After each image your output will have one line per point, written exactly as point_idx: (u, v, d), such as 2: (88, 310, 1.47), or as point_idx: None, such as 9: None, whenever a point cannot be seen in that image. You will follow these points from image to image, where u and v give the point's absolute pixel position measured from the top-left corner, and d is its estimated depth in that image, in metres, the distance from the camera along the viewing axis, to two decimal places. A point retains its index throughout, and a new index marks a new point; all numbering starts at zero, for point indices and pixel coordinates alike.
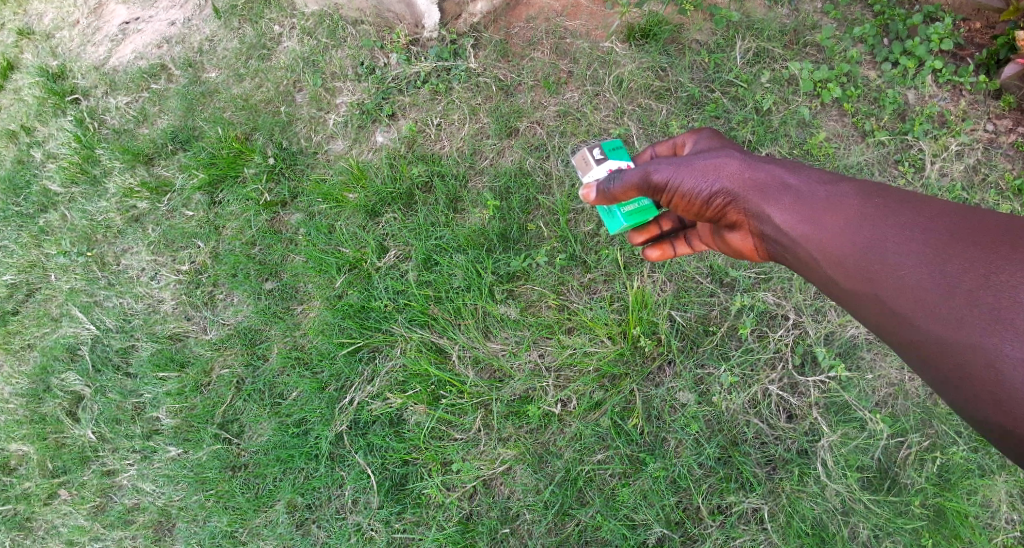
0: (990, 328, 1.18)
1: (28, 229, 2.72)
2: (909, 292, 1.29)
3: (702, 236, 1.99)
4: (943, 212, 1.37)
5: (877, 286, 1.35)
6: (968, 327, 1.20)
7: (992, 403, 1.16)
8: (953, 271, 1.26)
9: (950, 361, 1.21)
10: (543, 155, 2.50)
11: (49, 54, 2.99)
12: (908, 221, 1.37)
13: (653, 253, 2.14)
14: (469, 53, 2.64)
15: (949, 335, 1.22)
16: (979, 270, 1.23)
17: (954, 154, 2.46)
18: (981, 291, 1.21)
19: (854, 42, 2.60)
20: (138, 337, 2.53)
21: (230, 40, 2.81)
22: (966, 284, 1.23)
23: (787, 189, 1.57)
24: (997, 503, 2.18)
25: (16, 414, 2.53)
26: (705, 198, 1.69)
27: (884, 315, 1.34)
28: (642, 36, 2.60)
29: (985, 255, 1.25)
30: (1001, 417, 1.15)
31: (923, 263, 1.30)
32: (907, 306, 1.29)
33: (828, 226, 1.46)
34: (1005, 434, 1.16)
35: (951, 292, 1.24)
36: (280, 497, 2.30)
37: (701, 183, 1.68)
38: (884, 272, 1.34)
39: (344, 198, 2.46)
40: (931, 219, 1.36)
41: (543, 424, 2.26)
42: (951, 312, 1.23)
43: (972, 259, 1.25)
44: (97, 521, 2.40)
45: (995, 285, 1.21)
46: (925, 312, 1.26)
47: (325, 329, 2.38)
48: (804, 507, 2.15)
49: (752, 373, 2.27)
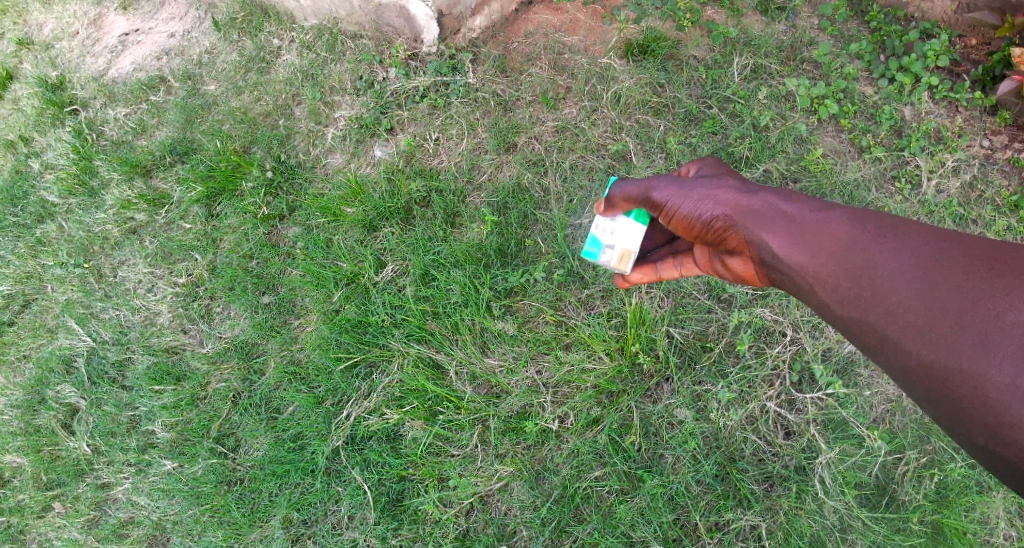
0: (980, 350, 1.22)
1: (25, 240, 2.71)
2: (901, 315, 1.32)
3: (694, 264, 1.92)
4: (931, 237, 1.39)
5: (871, 311, 1.37)
6: (957, 348, 1.24)
7: (983, 427, 1.18)
8: (944, 294, 1.29)
9: (943, 383, 1.24)
10: (541, 170, 2.50)
11: (48, 64, 2.98)
12: (897, 247, 1.39)
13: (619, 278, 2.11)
14: (468, 68, 2.64)
15: (942, 358, 1.24)
16: (966, 296, 1.27)
17: (951, 170, 2.47)
18: (970, 318, 1.25)
19: (851, 59, 2.61)
20: (134, 350, 2.52)
21: (229, 53, 2.81)
22: (957, 307, 1.26)
23: (779, 211, 1.57)
24: (995, 519, 2.17)
25: (11, 426, 2.52)
26: (702, 221, 1.69)
27: (878, 340, 1.36)
28: (640, 52, 2.60)
29: (971, 279, 1.28)
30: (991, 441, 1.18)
31: (915, 287, 1.33)
32: (899, 328, 1.32)
33: (821, 251, 1.47)
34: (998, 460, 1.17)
35: (941, 315, 1.27)
36: (276, 512, 2.30)
37: (698, 207, 1.69)
38: (878, 297, 1.36)
39: (342, 211, 2.46)
40: (919, 243, 1.39)
41: (540, 441, 2.25)
42: (942, 334, 1.26)
43: (961, 282, 1.29)
44: (91, 534, 2.39)
45: (983, 311, 1.24)
46: (919, 333, 1.29)
47: (323, 344, 2.37)
48: (802, 524, 2.14)
49: (750, 390, 2.27)
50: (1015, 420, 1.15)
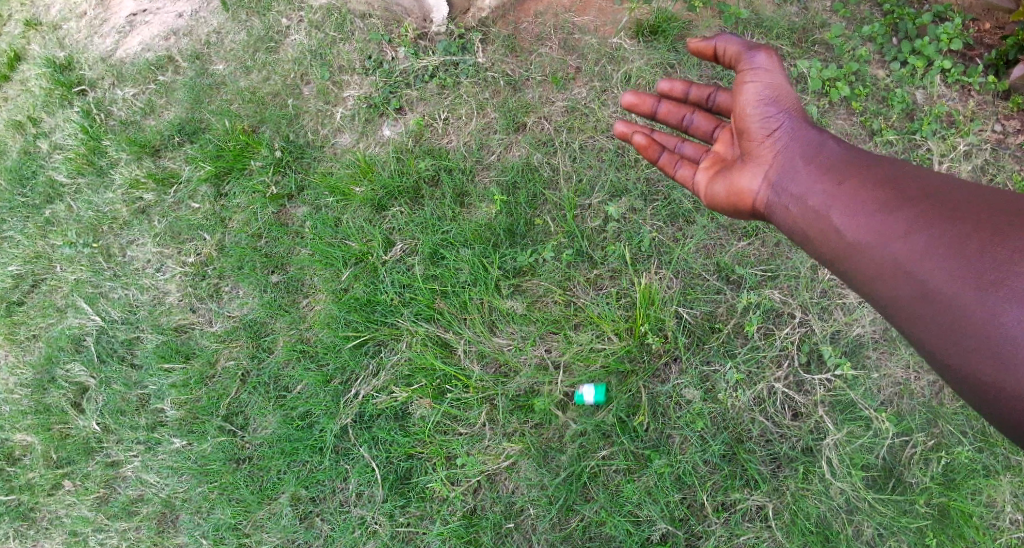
0: (999, 283, 1.41)
1: (34, 220, 2.72)
2: (911, 247, 1.52)
3: (700, 179, 2.02)
4: (956, 192, 1.57)
5: (876, 242, 1.58)
6: (970, 278, 1.44)
7: (985, 355, 1.40)
8: (961, 232, 1.48)
9: (940, 307, 1.46)
10: (550, 151, 2.49)
11: (56, 45, 2.97)
12: (929, 198, 1.57)
13: (639, 140, 2.10)
14: (477, 48, 2.62)
15: (956, 288, 1.45)
16: (981, 238, 1.46)
17: (963, 154, 2.46)
18: (980, 254, 1.44)
19: (863, 41, 2.59)
20: (143, 329, 2.53)
21: (237, 33, 2.79)
22: (969, 244, 1.46)
23: (821, 158, 1.79)
24: (1002, 503, 2.17)
25: (21, 404, 2.54)
26: (759, 116, 1.84)
27: (885, 270, 1.56)
28: (651, 33, 2.58)
29: (993, 229, 1.46)
30: (985, 365, 1.40)
31: (930, 226, 1.52)
32: (910, 259, 1.52)
33: (874, 194, 1.63)
34: (983, 381, 1.40)
35: (962, 249, 1.46)
36: (285, 489, 2.32)
37: (764, 100, 1.84)
38: (888, 231, 1.57)
39: (351, 191, 2.46)
40: (946, 197, 1.57)
41: (548, 420, 2.27)
42: (956, 264, 1.46)
43: (974, 226, 1.48)
44: (101, 512, 2.42)
45: (984, 250, 1.44)
46: (931, 264, 1.49)
47: (331, 323, 2.38)
48: (809, 505, 2.16)
49: (758, 371, 2.26)
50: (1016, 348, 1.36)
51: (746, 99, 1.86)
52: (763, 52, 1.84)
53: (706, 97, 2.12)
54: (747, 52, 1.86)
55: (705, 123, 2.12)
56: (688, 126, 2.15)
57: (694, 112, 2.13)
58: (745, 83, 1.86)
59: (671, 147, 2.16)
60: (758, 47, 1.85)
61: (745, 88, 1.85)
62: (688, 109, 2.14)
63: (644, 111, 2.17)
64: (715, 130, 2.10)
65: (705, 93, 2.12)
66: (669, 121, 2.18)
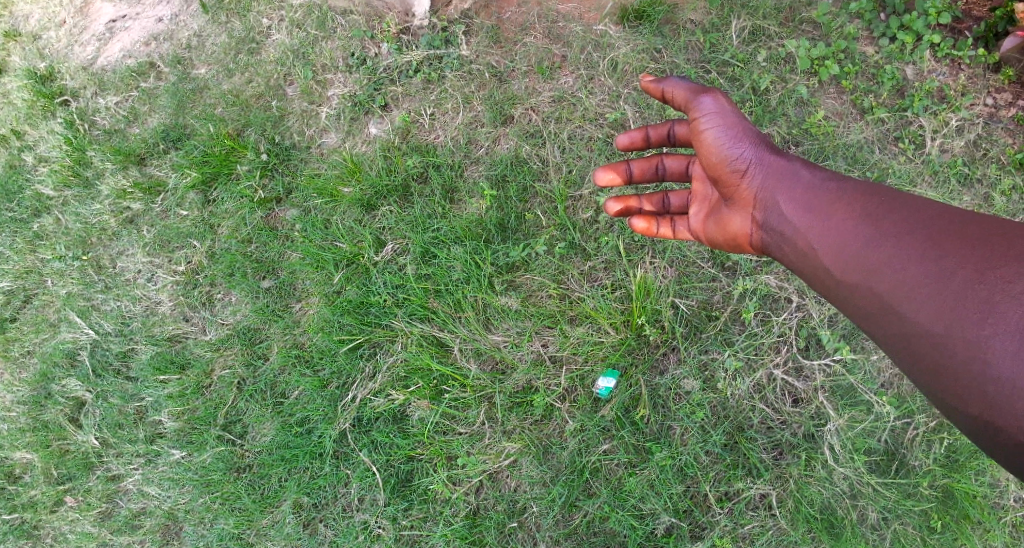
0: (985, 320, 1.27)
1: (22, 235, 2.67)
2: (897, 286, 1.40)
3: (695, 222, 2.07)
4: (944, 215, 1.45)
5: (863, 282, 1.47)
6: (956, 317, 1.30)
7: (978, 396, 1.26)
8: (944, 268, 1.34)
9: (927, 349, 1.33)
10: (539, 142, 2.45)
11: (36, 56, 2.85)
12: (914, 226, 1.45)
13: (639, 224, 2.14)
14: (461, 40, 2.56)
15: (942, 329, 1.31)
16: (971, 267, 1.32)
17: (955, 130, 2.42)
18: (970, 285, 1.30)
19: (851, 17, 2.52)
20: (137, 340, 2.50)
21: (218, 35, 2.71)
22: (958, 275, 1.32)
23: (804, 191, 1.71)
24: (1005, 482, 2.16)
25: (18, 422, 2.51)
26: (727, 159, 1.82)
27: (873, 309, 1.45)
28: (635, 18, 2.53)
29: (977, 263, 1.32)
30: (979, 408, 1.26)
31: (916, 255, 1.40)
32: (895, 298, 1.40)
33: (858, 227, 1.53)
34: (982, 424, 1.27)
35: (946, 286, 1.33)
36: (287, 497, 2.31)
37: (728, 141, 1.82)
38: (872, 270, 1.45)
39: (339, 191, 2.42)
40: (932, 221, 1.44)
41: (547, 415, 2.25)
42: (941, 302, 1.33)
43: (957, 261, 1.34)
44: (104, 526, 2.41)
45: (975, 280, 1.30)
46: (915, 302, 1.36)
47: (326, 327, 2.35)
48: (812, 492, 2.15)
49: (756, 357, 2.24)
50: (1012, 388, 1.22)
51: (708, 145, 1.84)
52: (709, 95, 1.84)
53: (666, 136, 2.18)
54: (694, 98, 1.87)
55: (678, 164, 2.18)
56: (663, 174, 2.21)
57: (664, 159, 2.19)
58: (702, 131, 1.85)
59: (658, 203, 2.19)
60: (704, 92, 1.85)
61: (703, 136, 1.84)
62: (658, 158, 2.19)
63: (620, 181, 2.21)
64: (690, 166, 2.17)
65: (664, 132, 2.18)
66: (645, 178, 2.22)
